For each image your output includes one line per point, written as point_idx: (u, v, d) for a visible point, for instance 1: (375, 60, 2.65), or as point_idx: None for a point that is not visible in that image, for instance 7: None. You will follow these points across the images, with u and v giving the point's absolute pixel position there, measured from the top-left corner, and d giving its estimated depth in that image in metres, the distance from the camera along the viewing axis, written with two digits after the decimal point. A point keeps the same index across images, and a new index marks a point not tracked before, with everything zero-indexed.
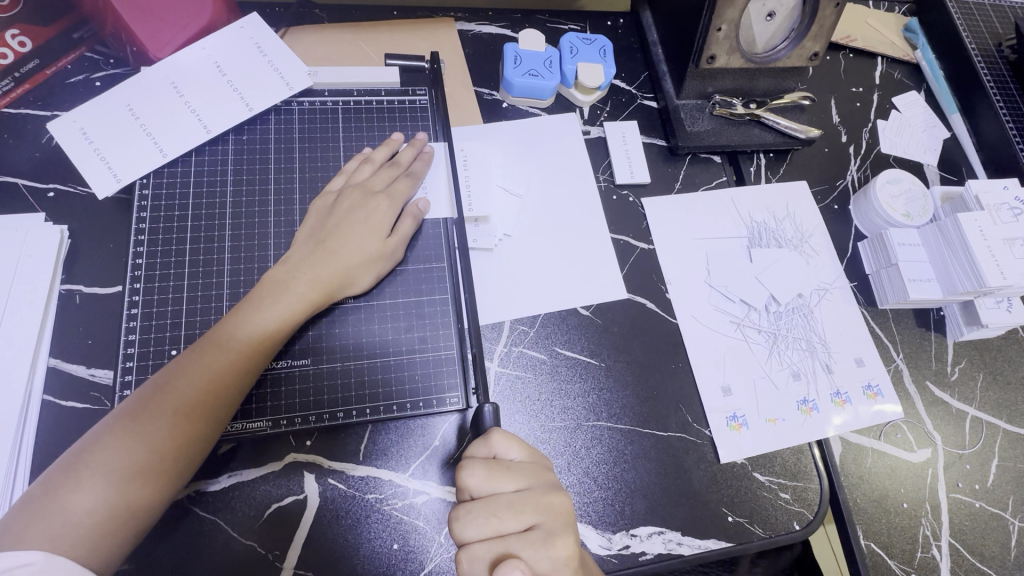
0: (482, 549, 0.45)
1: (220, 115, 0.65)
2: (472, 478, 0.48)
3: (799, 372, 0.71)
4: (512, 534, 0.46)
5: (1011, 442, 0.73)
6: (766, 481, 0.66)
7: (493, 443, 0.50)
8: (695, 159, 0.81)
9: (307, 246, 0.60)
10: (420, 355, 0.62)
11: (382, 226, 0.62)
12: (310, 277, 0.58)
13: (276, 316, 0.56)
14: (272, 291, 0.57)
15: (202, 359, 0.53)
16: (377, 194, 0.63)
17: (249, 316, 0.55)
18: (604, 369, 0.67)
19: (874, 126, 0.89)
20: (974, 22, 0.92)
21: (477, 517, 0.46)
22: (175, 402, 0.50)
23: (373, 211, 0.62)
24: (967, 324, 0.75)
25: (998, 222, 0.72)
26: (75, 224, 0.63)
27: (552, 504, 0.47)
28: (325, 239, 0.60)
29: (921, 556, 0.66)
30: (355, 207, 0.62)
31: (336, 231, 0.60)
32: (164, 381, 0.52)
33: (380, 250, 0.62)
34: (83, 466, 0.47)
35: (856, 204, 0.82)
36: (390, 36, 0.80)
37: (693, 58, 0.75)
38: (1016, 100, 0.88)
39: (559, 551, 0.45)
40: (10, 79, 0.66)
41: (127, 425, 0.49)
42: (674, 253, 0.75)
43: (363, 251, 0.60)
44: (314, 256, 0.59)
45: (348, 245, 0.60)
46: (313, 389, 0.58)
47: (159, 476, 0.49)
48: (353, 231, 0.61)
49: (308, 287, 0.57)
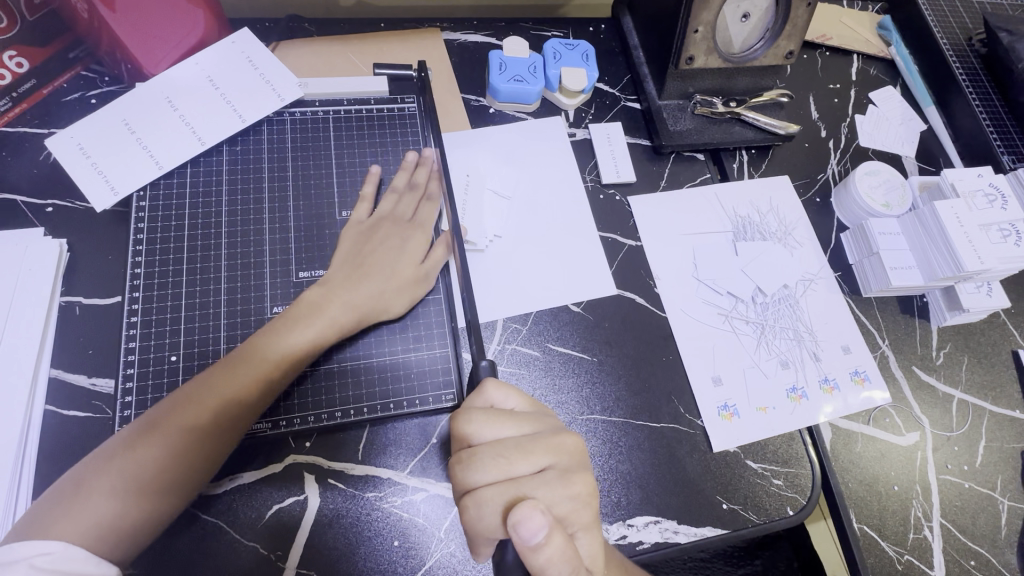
0: (490, 492, 0.44)
1: (214, 127, 0.67)
2: (472, 425, 0.47)
3: (787, 361, 0.73)
4: (522, 476, 0.45)
5: (997, 423, 0.75)
6: (758, 469, 0.67)
7: (487, 393, 0.49)
8: (679, 157, 0.83)
9: (345, 267, 0.62)
10: (432, 351, 0.63)
11: (412, 255, 0.65)
12: (347, 301, 0.60)
13: (306, 337, 0.57)
14: (307, 311, 0.58)
15: (227, 374, 0.54)
16: (408, 224, 0.67)
17: (280, 334, 0.56)
18: (597, 363, 0.69)
19: (852, 121, 0.92)
20: (944, 17, 0.95)
21: (483, 460, 0.45)
22: (196, 413, 0.52)
23: (396, 242, 0.66)
24: (950, 309, 0.77)
25: (973, 208, 0.74)
26: (74, 238, 0.65)
27: (561, 445, 0.47)
28: (358, 266, 0.63)
29: (913, 537, 0.67)
30: (385, 238, 0.65)
31: (372, 256, 0.64)
32: (187, 392, 0.53)
33: (405, 270, 0.64)
34: (107, 467, 0.49)
35: (837, 196, 0.84)
36: (378, 47, 0.82)
37: (672, 60, 0.77)
38: (988, 91, 0.90)
39: (577, 490, 0.46)
40: (8, 99, 0.68)
41: (149, 429, 0.51)
42: (662, 248, 0.77)
43: (388, 282, 0.63)
44: (352, 277, 0.62)
45: (382, 271, 0.63)
46: (326, 390, 0.60)
47: (174, 483, 0.50)
48: (387, 256, 0.64)
49: (341, 311, 0.59)
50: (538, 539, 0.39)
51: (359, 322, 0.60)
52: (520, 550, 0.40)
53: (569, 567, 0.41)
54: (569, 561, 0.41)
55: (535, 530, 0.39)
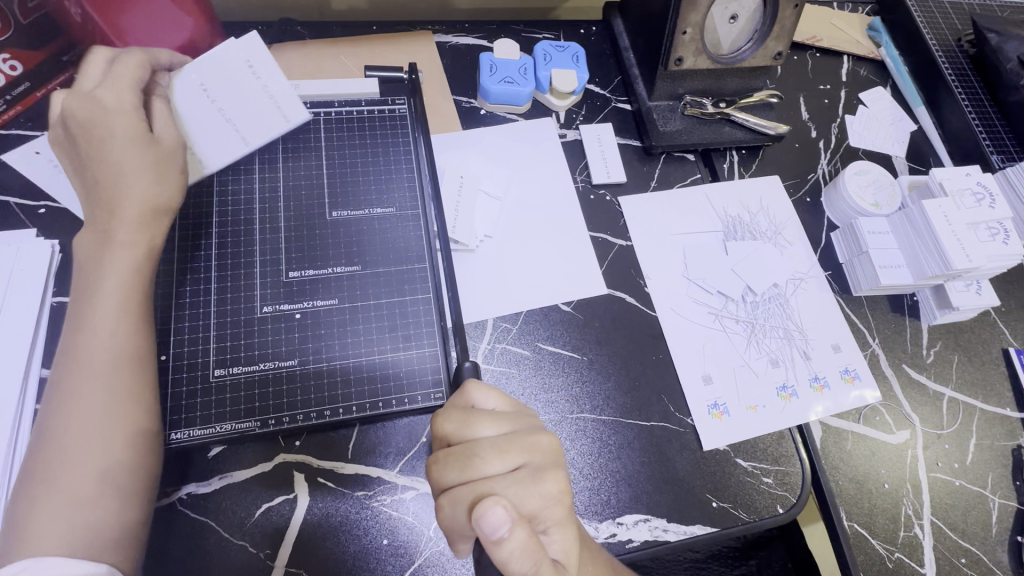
0: (463, 491, 0.45)
1: (198, 129, 0.66)
2: (450, 424, 0.48)
3: (777, 360, 0.73)
4: (496, 475, 0.45)
5: (988, 421, 0.75)
6: (748, 467, 0.67)
7: (469, 393, 0.50)
8: (669, 158, 0.84)
9: (87, 179, 0.59)
10: (337, 272, 0.65)
11: (134, 132, 0.59)
12: (124, 223, 0.57)
13: (132, 284, 0.56)
14: (104, 278, 0.56)
15: (77, 367, 0.53)
16: (99, 100, 0.59)
17: (91, 308, 0.55)
18: (587, 362, 0.69)
19: (843, 121, 0.92)
20: (933, 18, 0.96)
21: (458, 460, 0.45)
22: (84, 403, 0.52)
23: (115, 122, 0.59)
24: (940, 308, 0.78)
25: (961, 207, 0.75)
26: (66, 239, 0.65)
27: (536, 443, 0.47)
28: (98, 192, 0.58)
29: (904, 535, 0.68)
30: (94, 121, 0.58)
31: (91, 152, 0.58)
32: (57, 401, 0.52)
33: (149, 147, 0.60)
34: (43, 486, 0.49)
35: (827, 196, 0.85)
36: (369, 50, 0.82)
37: (661, 61, 0.78)
38: (977, 92, 0.91)
39: (549, 488, 0.45)
40: (1, 101, 0.68)
41: (50, 442, 0.51)
42: (652, 248, 0.77)
43: (132, 159, 0.59)
44: (104, 203, 0.58)
45: (131, 166, 0.58)
46: (258, 339, 0.61)
47: (125, 459, 0.51)
48: (107, 147, 0.58)
49: (128, 232, 0.57)
50: (500, 532, 0.40)
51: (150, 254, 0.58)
52: (484, 544, 0.40)
53: (533, 563, 0.41)
54: (533, 557, 0.41)
55: (496, 524, 0.40)
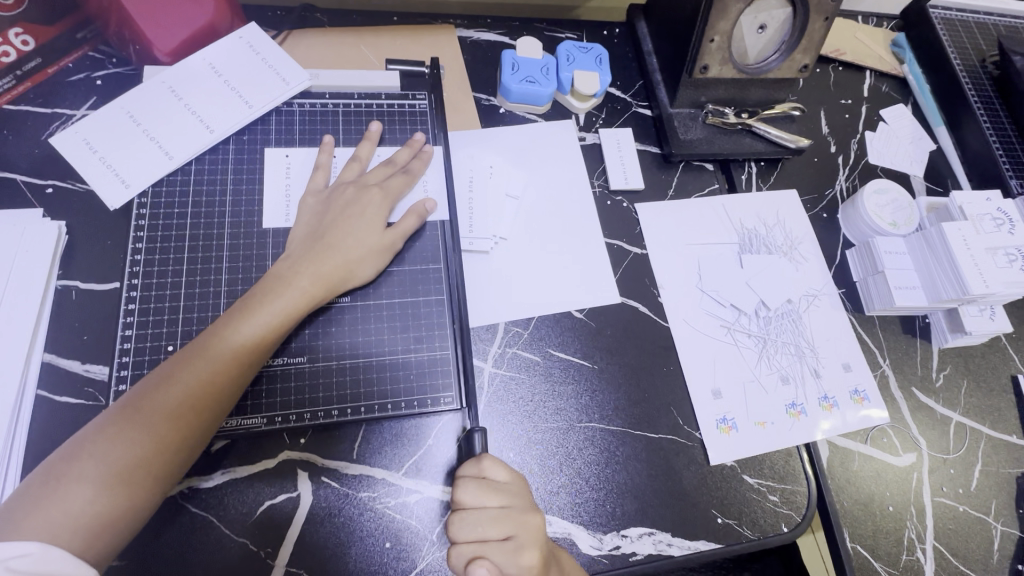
0: (461, 550, 0.50)
1: (221, 115, 0.66)
2: (464, 492, 0.52)
3: (788, 377, 0.72)
4: (491, 541, 0.50)
5: (994, 447, 0.75)
6: (755, 484, 0.67)
7: (483, 465, 0.54)
8: (688, 166, 0.83)
9: (303, 244, 0.61)
10: None
11: (375, 226, 0.63)
12: (310, 276, 0.58)
13: (281, 309, 0.56)
14: (256, 299, 0.57)
15: (198, 357, 0.53)
16: (371, 188, 0.65)
17: (249, 312, 0.55)
18: (597, 371, 0.68)
19: (862, 137, 0.91)
20: (959, 37, 0.95)
21: (466, 523, 0.51)
22: (176, 395, 0.51)
23: (368, 205, 0.64)
24: (951, 331, 0.77)
25: (981, 231, 0.74)
26: (73, 221, 0.63)
27: (528, 522, 0.51)
28: (317, 239, 0.61)
29: (906, 558, 0.67)
30: (348, 202, 0.63)
31: (332, 228, 0.61)
32: (163, 377, 0.52)
33: (377, 229, 0.63)
34: (83, 456, 0.48)
35: (844, 212, 0.84)
36: (389, 41, 0.81)
37: (686, 67, 0.77)
38: (1000, 115, 0.90)
39: (530, 561, 0.49)
40: (11, 77, 0.66)
41: (126, 416, 0.50)
42: (667, 257, 0.76)
43: (364, 245, 0.62)
44: (310, 255, 0.60)
45: (342, 246, 0.61)
46: (298, 345, 0.61)
47: (161, 467, 0.49)
48: (349, 225, 0.62)
49: (308, 284, 0.58)
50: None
51: (326, 297, 0.59)
52: None
53: None
54: None
55: None
